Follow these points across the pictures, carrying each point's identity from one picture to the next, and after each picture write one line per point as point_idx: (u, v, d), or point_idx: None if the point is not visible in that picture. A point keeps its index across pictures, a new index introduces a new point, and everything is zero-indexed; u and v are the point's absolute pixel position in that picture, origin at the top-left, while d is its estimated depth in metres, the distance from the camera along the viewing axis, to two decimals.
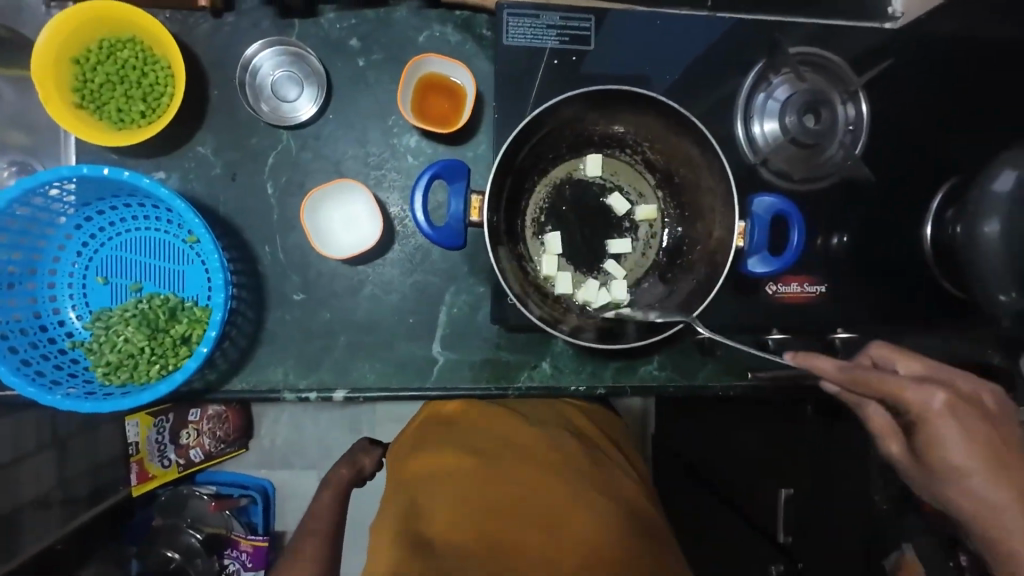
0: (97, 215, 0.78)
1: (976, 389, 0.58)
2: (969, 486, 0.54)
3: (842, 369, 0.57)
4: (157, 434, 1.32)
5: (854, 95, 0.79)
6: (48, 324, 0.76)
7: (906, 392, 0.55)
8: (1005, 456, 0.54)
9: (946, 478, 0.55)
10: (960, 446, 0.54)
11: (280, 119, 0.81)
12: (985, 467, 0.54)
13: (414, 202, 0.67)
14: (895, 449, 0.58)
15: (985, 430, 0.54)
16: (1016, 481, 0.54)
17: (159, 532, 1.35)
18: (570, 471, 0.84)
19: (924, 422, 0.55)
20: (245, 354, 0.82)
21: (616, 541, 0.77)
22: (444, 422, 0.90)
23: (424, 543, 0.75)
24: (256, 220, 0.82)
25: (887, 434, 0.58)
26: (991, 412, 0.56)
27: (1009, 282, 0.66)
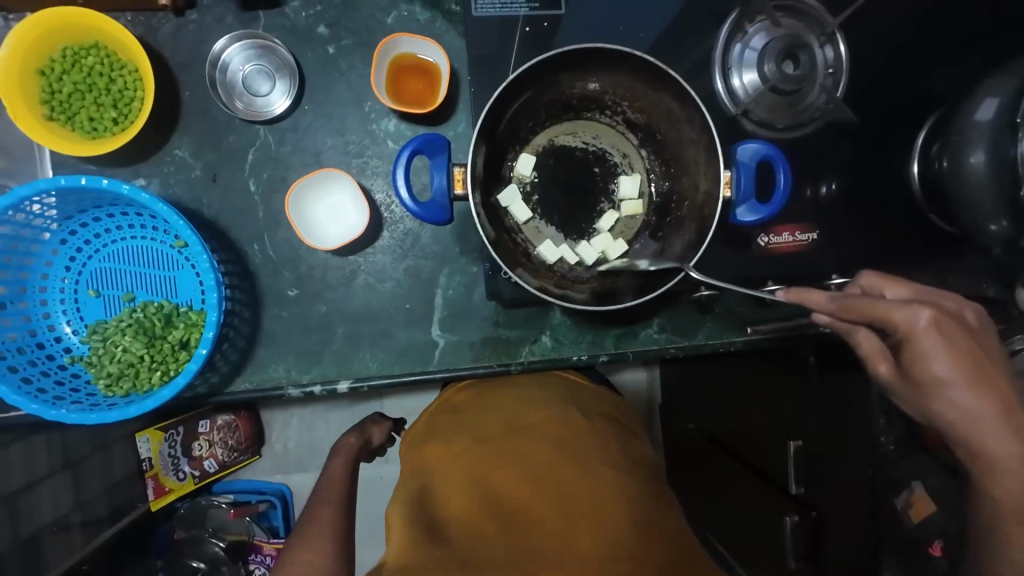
0: (82, 228, 0.77)
1: (960, 306, 0.62)
2: (949, 397, 0.60)
3: (833, 299, 0.60)
4: (169, 448, 1.30)
5: (830, 35, 0.77)
6: (45, 341, 0.76)
7: (895, 313, 0.58)
8: (983, 366, 0.60)
9: (928, 389, 0.61)
10: (946, 362, 0.58)
11: (254, 115, 0.80)
12: (967, 377, 0.59)
13: (396, 179, 0.66)
14: (883, 369, 0.63)
15: (964, 345, 0.58)
16: (990, 388, 0.60)
17: (183, 545, 1.38)
18: (581, 448, 0.84)
19: (911, 341, 0.59)
20: (245, 354, 0.83)
21: (631, 513, 0.77)
22: (454, 410, 0.94)
23: (438, 527, 0.75)
24: (242, 219, 0.82)
25: (876, 357, 0.63)
26: (969, 326, 0.61)
27: (998, 211, 0.66)
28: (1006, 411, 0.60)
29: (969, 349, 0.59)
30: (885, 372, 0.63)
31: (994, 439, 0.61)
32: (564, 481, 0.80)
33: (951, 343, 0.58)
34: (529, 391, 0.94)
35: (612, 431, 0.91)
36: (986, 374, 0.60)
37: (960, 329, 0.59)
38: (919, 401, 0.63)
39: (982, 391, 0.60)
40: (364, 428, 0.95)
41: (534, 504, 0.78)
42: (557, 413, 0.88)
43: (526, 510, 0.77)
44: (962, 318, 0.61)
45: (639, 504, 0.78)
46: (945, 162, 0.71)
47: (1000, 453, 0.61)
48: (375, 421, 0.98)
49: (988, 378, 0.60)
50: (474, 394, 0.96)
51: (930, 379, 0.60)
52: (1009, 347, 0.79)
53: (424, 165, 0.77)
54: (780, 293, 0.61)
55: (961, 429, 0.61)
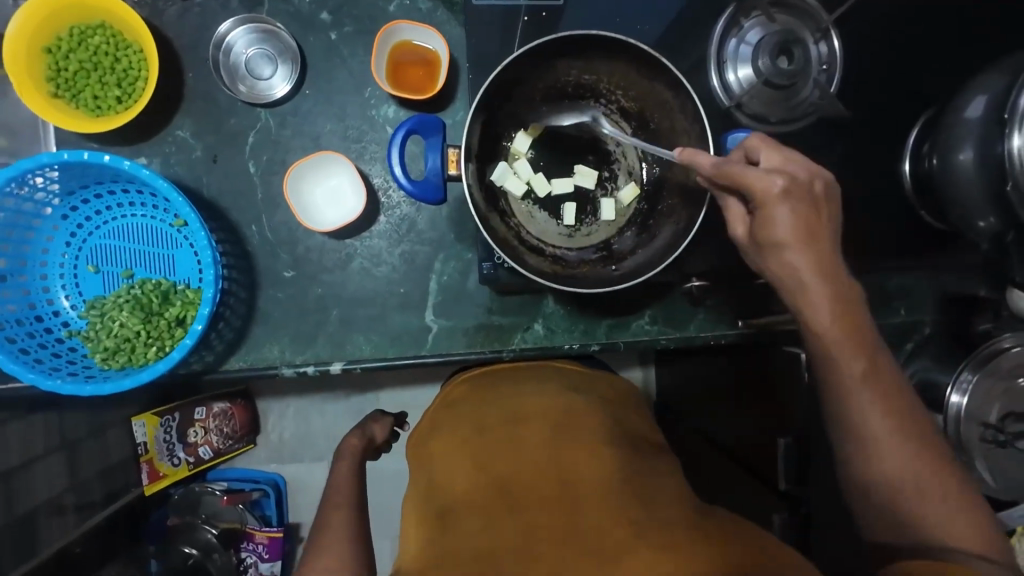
0: (83, 204, 0.78)
1: (813, 174, 0.60)
2: (786, 256, 0.60)
3: (716, 164, 0.60)
4: (165, 433, 1.31)
5: (825, 31, 0.78)
6: (43, 315, 0.77)
7: (753, 180, 0.59)
8: (818, 228, 0.60)
9: (767, 250, 0.62)
10: (786, 225, 0.59)
11: (256, 98, 0.82)
12: (801, 240, 0.60)
13: (393, 156, 0.66)
14: (740, 231, 0.65)
15: (813, 207, 0.60)
16: (820, 252, 0.60)
17: (177, 531, 1.39)
18: (580, 423, 0.81)
19: (765, 208, 0.60)
20: (241, 333, 0.84)
21: (644, 488, 0.73)
22: (451, 405, 0.91)
23: (448, 518, 0.72)
24: (242, 201, 0.83)
25: (735, 219, 0.65)
26: (821, 194, 0.60)
27: (986, 207, 0.67)
28: (845, 300, 0.61)
29: (809, 210, 0.59)
30: (741, 236, 0.65)
31: (823, 317, 0.61)
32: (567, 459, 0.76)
33: (797, 210, 0.59)
34: (523, 375, 0.91)
35: (617, 415, 0.88)
36: (831, 258, 0.61)
37: (804, 199, 0.59)
38: (763, 255, 0.63)
39: (819, 266, 0.60)
40: (365, 426, 0.96)
41: (538, 479, 0.74)
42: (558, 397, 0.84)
43: (529, 484, 0.73)
44: (803, 190, 0.60)
45: (647, 480, 0.75)
46: (936, 159, 0.72)
47: (826, 301, 0.61)
48: (376, 419, 0.99)
49: (823, 241, 0.60)
50: (473, 389, 0.92)
51: (772, 238, 0.60)
52: (996, 345, 0.77)
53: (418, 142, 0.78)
54: (674, 151, 0.60)
55: (793, 293, 0.62)
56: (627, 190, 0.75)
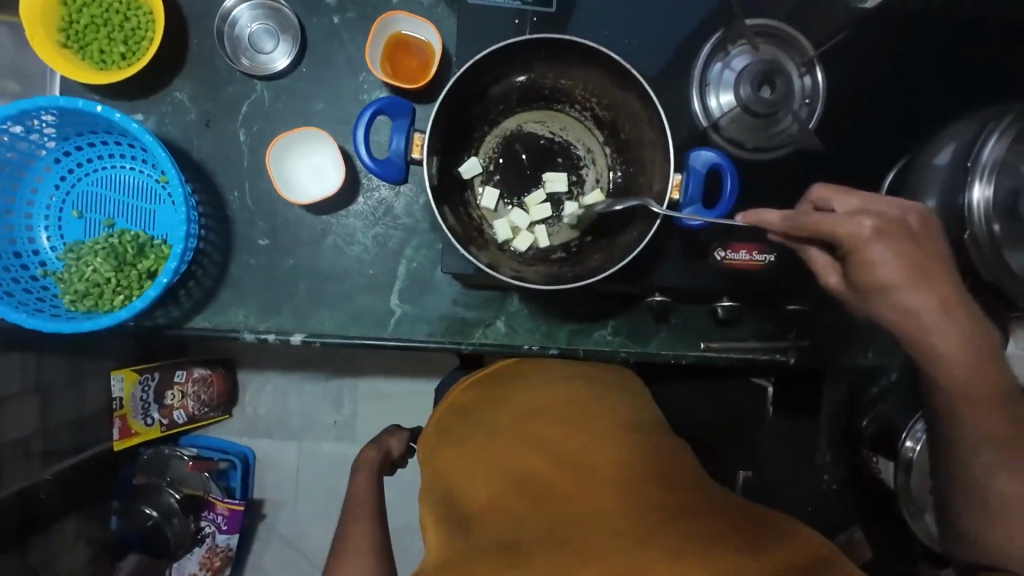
0: (76, 152, 0.81)
1: (903, 210, 0.54)
2: (895, 298, 0.54)
3: (786, 219, 0.55)
4: (142, 393, 1.34)
5: (810, 65, 0.80)
6: (22, 252, 0.80)
7: (839, 225, 0.52)
8: (929, 267, 0.53)
9: (874, 294, 0.55)
10: (891, 265, 0.52)
11: (256, 70, 0.85)
12: (911, 279, 0.53)
13: (356, 134, 0.69)
14: (833, 281, 0.59)
15: (919, 248, 0.53)
16: (938, 285, 0.53)
17: (142, 490, 1.41)
18: (597, 419, 0.77)
19: (857, 253, 0.53)
20: (210, 294, 0.86)
21: (672, 470, 0.71)
22: (462, 410, 0.84)
23: (475, 520, 0.67)
24: (228, 167, 0.86)
25: (826, 268, 0.60)
26: (915, 229, 0.54)
27: (946, 254, 0.67)
28: (960, 311, 0.54)
29: (912, 250, 0.53)
30: (838, 285, 0.60)
31: (958, 356, 0.55)
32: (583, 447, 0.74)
33: (896, 248, 0.52)
34: (537, 375, 0.86)
35: (630, 400, 0.85)
36: (956, 301, 0.54)
37: (901, 236, 0.53)
38: (867, 304, 0.57)
39: (943, 309, 0.53)
40: (382, 440, 0.96)
41: (564, 479, 0.70)
42: (569, 390, 0.82)
43: (559, 489, 0.69)
44: (897, 227, 0.53)
45: (668, 460, 0.73)
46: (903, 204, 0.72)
47: (953, 348, 0.55)
48: (393, 432, 0.99)
49: (937, 277, 0.53)
50: (480, 394, 0.85)
51: (876, 287, 0.54)
52: None
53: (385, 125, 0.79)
54: (737, 219, 0.58)
55: (907, 333, 0.55)
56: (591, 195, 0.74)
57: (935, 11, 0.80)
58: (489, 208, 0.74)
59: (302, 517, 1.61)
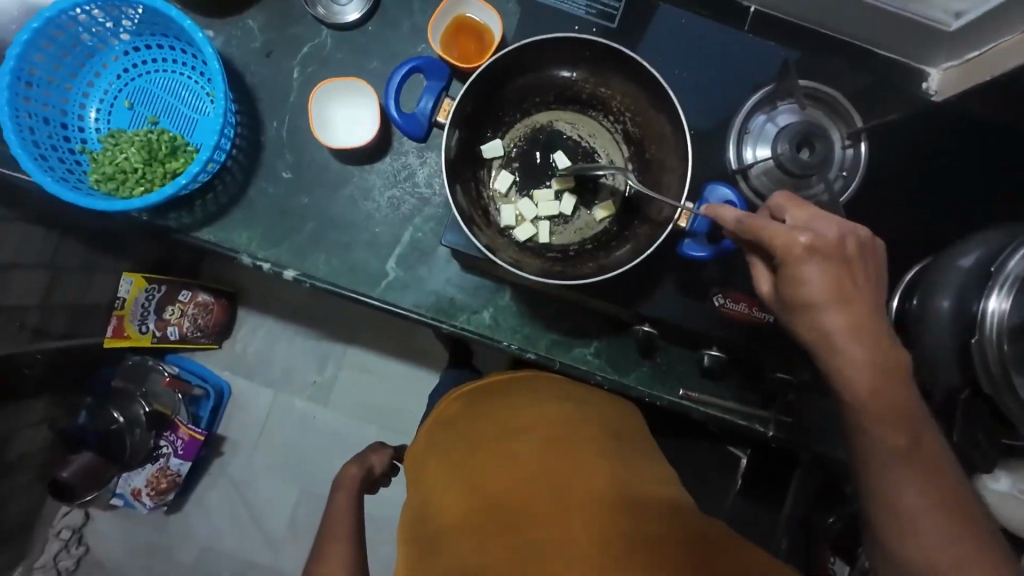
0: (144, 49, 0.87)
1: (843, 231, 0.57)
2: (818, 317, 0.56)
3: (739, 219, 0.60)
4: (145, 300, 1.39)
5: (856, 137, 0.78)
6: (69, 125, 0.85)
7: (775, 234, 0.56)
8: (852, 288, 0.55)
9: (799, 310, 0.57)
10: (815, 281, 0.55)
11: (327, 17, 0.89)
12: (835, 300, 0.55)
13: (390, 85, 0.72)
14: (766, 289, 0.62)
15: (846, 268, 0.55)
16: (859, 309, 0.55)
17: (117, 393, 1.46)
18: (572, 444, 0.76)
19: (789, 265, 0.56)
20: (222, 211, 0.89)
21: (646, 507, 0.69)
22: (450, 421, 0.87)
23: (438, 539, 0.71)
24: (275, 98, 0.90)
25: (762, 277, 0.62)
26: (852, 251, 0.56)
27: (949, 360, 0.64)
28: (884, 348, 0.55)
29: (838, 271, 0.55)
30: (769, 294, 0.62)
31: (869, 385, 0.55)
32: (552, 474, 0.73)
33: (825, 268, 0.55)
34: (527, 394, 0.86)
35: (611, 421, 0.83)
36: (866, 325, 0.55)
37: (833, 257, 0.55)
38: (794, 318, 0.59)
39: (858, 333, 0.55)
40: (364, 458, 1.02)
41: (530, 504, 0.71)
42: (556, 410, 0.81)
43: (525, 513, 0.70)
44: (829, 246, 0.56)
45: (639, 486, 0.71)
46: (916, 298, 0.70)
47: (873, 374, 0.55)
48: (376, 450, 1.05)
49: (862, 303, 0.56)
50: (470, 403, 0.87)
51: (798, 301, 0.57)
52: None
53: (415, 84, 0.83)
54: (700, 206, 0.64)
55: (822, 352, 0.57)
56: (601, 206, 0.73)
57: (994, 121, 0.78)
58: (501, 190, 0.74)
59: (256, 463, 1.61)
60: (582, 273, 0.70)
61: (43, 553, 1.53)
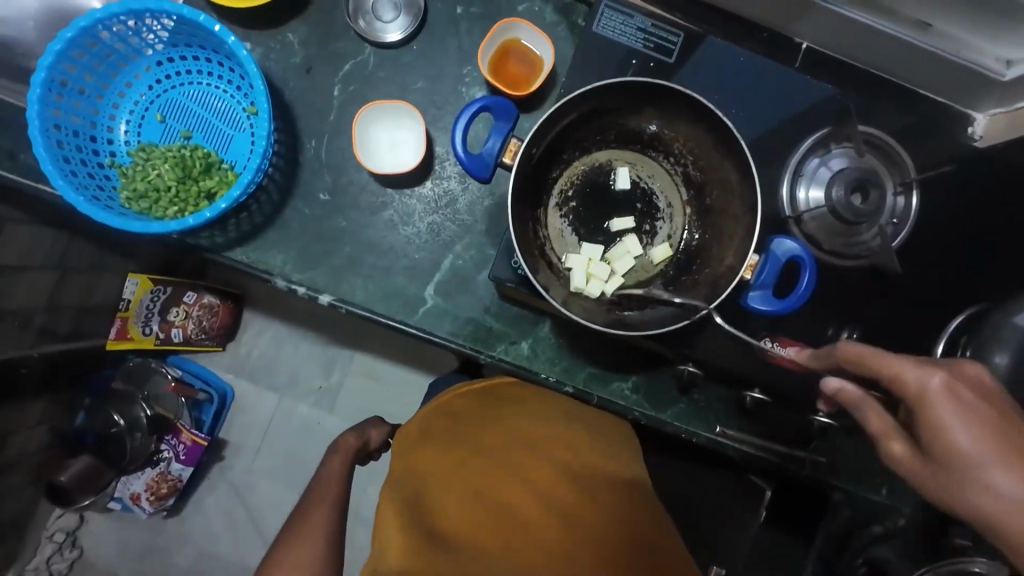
0: (179, 59, 0.83)
1: (977, 373, 0.59)
2: (988, 477, 0.53)
3: (900, 367, 0.59)
4: (150, 302, 1.33)
5: (908, 187, 0.79)
6: (98, 137, 0.81)
7: (906, 372, 0.58)
8: (997, 423, 0.55)
9: (959, 471, 0.54)
10: (962, 429, 0.55)
11: (369, 34, 0.86)
12: (998, 455, 0.53)
13: (457, 121, 0.69)
14: (896, 448, 0.60)
15: (984, 409, 0.55)
16: (993, 436, 0.54)
17: (116, 395, 1.42)
18: (585, 465, 0.83)
19: (920, 406, 0.57)
20: (256, 231, 0.86)
21: (638, 534, 0.76)
22: (451, 414, 0.88)
23: (440, 534, 0.73)
24: (314, 115, 0.87)
25: (888, 434, 0.61)
26: (984, 393, 0.56)
27: None
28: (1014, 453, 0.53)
29: (988, 416, 0.55)
30: (899, 452, 0.60)
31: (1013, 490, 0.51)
32: (562, 493, 0.80)
33: (966, 408, 0.55)
34: (546, 400, 0.90)
35: (623, 443, 0.90)
36: (1005, 434, 0.54)
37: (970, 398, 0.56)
38: (956, 486, 0.54)
39: (1005, 462, 0.53)
40: (365, 429, 1.00)
41: (540, 520, 0.77)
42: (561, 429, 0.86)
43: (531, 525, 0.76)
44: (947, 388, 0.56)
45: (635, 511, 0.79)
46: (969, 351, 0.70)
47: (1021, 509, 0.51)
48: (376, 424, 1.03)
49: (1003, 436, 0.54)
50: (478, 403, 0.89)
51: (958, 457, 0.54)
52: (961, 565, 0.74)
53: (486, 122, 0.82)
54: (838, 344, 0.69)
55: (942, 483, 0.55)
56: (659, 251, 0.73)
57: None
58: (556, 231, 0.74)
59: (258, 467, 1.58)
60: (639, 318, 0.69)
61: (34, 556, 1.48)
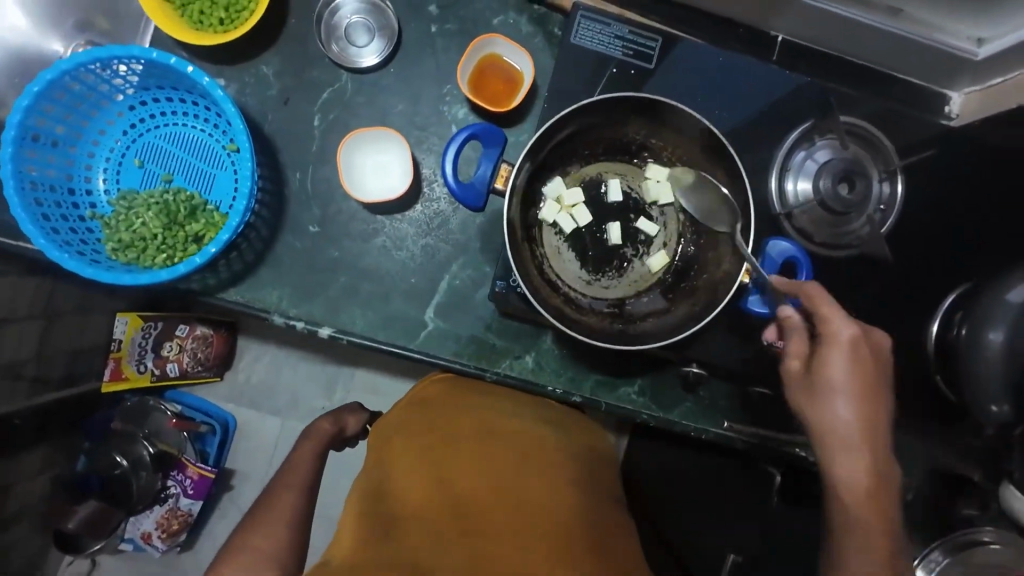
0: (152, 102, 0.81)
1: (882, 342, 0.64)
2: (834, 404, 0.62)
3: (829, 311, 0.63)
4: (142, 339, 1.32)
5: (892, 174, 0.81)
6: (76, 190, 0.79)
7: (834, 317, 0.62)
8: (872, 381, 0.62)
9: (821, 392, 0.63)
10: (841, 372, 0.62)
11: (344, 61, 0.85)
12: (855, 394, 0.62)
13: (447, 154, 0.69)
14: (792, 366, 0.65)
15: (869, 367, 0.62)
16: (858, 381, 0.62)
17: (116, 436, 1.38)
18: (542, 463, 0.86)
19: (824, 346, 0.63)
20: (248, 269, 0.85)
21: (587, 535, 0.80)
22: (422, 404, 0.92)
23: (393, 526, 0.78)
24: (296, 147, 0.85)
25: (795, 355, 0.65)
26: (880, 359, 0.63)
27: (999, 392, 0.66)
28: (876, 418, 0.62)
29: (868, 368, 0.62)
30: (790, 371, 0.66)
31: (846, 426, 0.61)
32: (517, 486, 0.83)
33: (858, 362, 0.62)
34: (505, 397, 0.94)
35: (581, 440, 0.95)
36: (878, 395, 0.62)
37: (867, 354, 0.62)
38: (810, 404, 0.63)
39: (857, 399, 0.62)
40: (341, 415, 0.97)
41: (494, 512, 0.81)
42: (528, 428, 0.89)
43: (485, 515, 0.80)
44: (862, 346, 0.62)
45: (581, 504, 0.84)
46: (964, 329, 0.72)
47: (849, 436, 0.62)
48: (354, 410, 1.00)
49: (876, 395, 0.62)
50: (447, 392, 0.93)
51: (825, 389, 0.62)
52: (973, 536, 0.77)
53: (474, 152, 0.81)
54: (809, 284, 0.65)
55: (817, 422, 0.63)
56: (656, 259, 0.74)
57: None
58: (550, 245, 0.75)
59: None
60: (642, 325, 0.71)
61: None
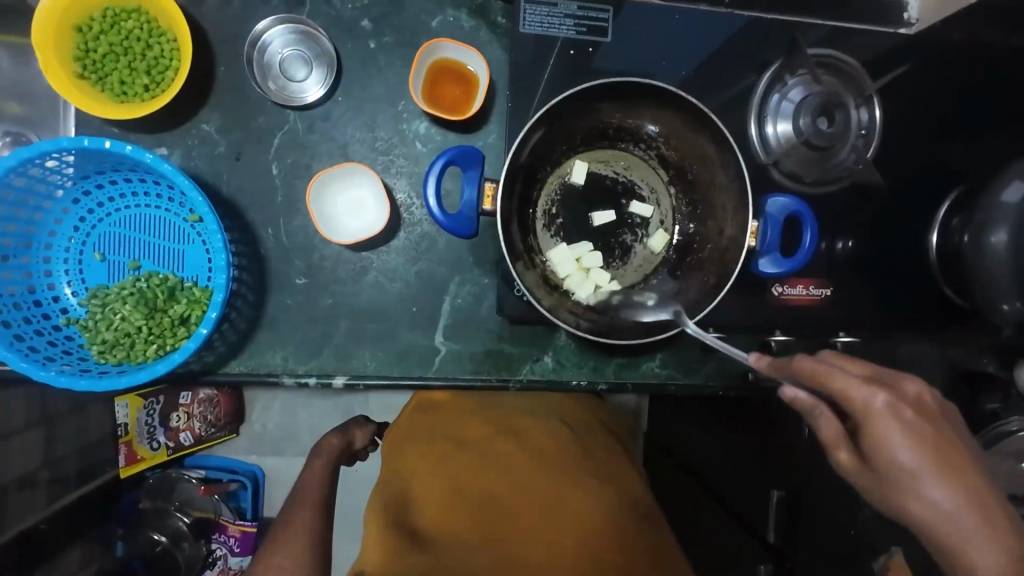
0: (96, 189, 0.76)
1: (920, 389, 0.55)
2: (922, 492, 0.50)
3: (856, 386, 0.53)
4: (147, 416, 1.28)
5: (867, 100, 0.80)
6: (42, 299, 0.74)
7: (851, 391, 0.53)
8: (946, 451, 0.51)
9: (892, 483, 0.52)
10: (908, 450, 0.51)
11: (287, 100, 0.80)
12: (936, 469, 0.51)
13: (428, 188, 0.67)
14: (843, 456, 0.55)
15: (929, 431, 0.51)
16: (940, 456, 0.51)
17: (147, 515, 1.34)
18: (562, 461, 0.87)
19: (869, 425, 0.52)
20: (244, 338, 0.81)
21: (615, 526, 0.80)
22: (434, 410, 0.94)
23: (418, 535, 0.77)
24: (261, 202, 0.81)
25: (835, 442, 0.55)
26: (926, 412, 0.53)
27: (1011, 291, 0.66)
28: (982, 494, 0.50)
29: (931, 435, 0.51)
30: (848, 461, 0.55)
31: (970, 524, 0.50)
32: (543, 488, 0.83)
33: (917, 432, 0.51)
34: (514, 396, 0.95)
35: (590, 423, 0.98)
36: (957, 466, 0.51)
37: (922, 421, 0.52)
38: (896, 499, 0.52)
39: (968, 498, 0.50)
40: (347, 430, 0.95)
41: (517, 508, 0.81)
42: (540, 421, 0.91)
43: (510, 518, 0.80)
44: (914, 404, 0.53)
45: (604, 490, 0.85)
46: (967, 236, 0.72)
47: (978, 531, 0.49)
48: (359, 423, 0.98)
49: (958, 468, 0.51)
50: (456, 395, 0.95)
51: (902, 471, 0.51)
52: (1005, 427, 0.76)
53: (457, 175, 0.79)
54: (749, 357, 0.63)
55: (939, 531, 0.51)
56: (657, 239, 0.75)
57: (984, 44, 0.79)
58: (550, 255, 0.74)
59: None
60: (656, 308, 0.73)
61: None
